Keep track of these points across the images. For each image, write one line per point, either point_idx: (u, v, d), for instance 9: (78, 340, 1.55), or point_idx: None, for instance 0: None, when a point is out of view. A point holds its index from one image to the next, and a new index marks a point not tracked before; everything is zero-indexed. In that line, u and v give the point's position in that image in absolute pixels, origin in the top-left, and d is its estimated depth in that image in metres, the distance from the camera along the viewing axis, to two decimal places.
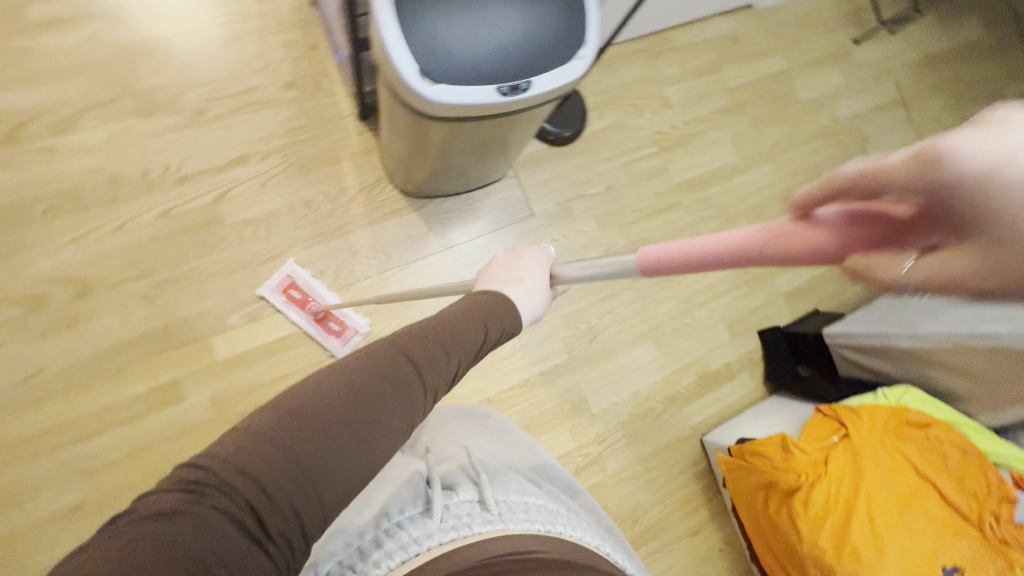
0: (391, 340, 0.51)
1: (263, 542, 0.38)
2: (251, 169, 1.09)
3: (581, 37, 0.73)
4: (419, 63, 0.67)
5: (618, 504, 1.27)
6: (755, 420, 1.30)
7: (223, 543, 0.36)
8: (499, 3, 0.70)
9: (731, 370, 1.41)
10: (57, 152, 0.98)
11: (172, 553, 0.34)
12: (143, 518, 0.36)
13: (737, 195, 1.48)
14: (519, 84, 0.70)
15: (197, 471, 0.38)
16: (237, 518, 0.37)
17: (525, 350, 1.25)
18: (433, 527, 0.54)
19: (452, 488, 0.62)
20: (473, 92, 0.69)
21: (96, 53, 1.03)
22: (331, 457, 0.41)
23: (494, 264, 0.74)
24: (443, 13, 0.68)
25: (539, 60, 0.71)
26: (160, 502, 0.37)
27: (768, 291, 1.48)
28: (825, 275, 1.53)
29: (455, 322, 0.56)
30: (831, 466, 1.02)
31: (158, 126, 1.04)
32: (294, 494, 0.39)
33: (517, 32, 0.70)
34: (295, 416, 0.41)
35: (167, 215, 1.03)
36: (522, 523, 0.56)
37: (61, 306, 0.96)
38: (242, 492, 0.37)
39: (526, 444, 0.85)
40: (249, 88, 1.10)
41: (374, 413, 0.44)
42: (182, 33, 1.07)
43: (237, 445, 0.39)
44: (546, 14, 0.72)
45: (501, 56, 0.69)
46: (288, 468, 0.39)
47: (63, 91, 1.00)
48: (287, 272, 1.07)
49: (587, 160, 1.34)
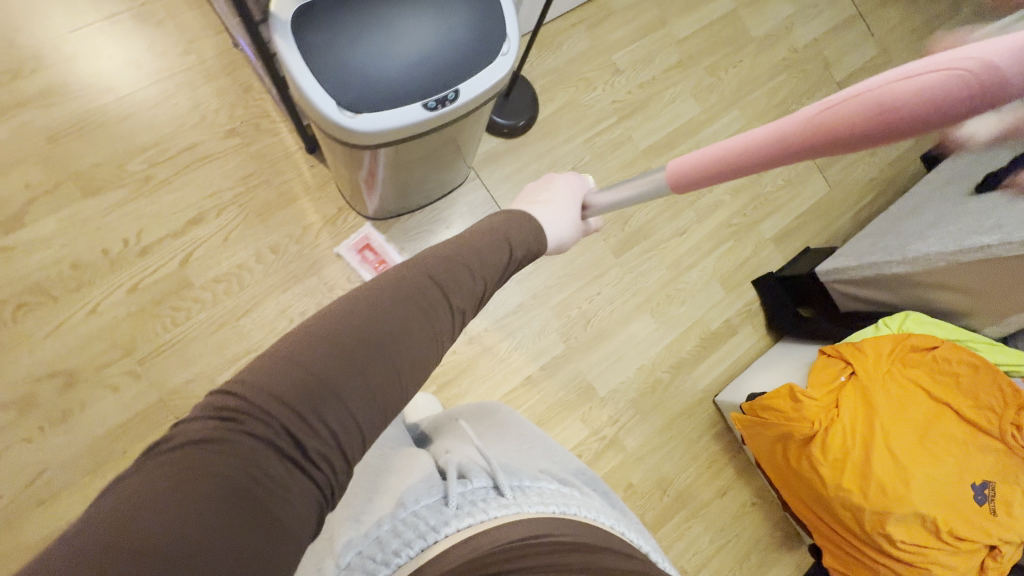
0: (420, 261, 0.53)
1: (304, 465, 0.39)
2: (210, 225, 1.07)
3: (500, 33, 0.70)
4: (336, 96, 0.64)
5: (643, 480, 1.27)
6: (763, 371, 1.28)
7: (266, 465, 0.37)
8: (408, 14, 0.67)
9: (733, 326, 1.39)
10: (13, 250, 0.97)
11: (215, 477, 0.35)
12: (190, 431, 0.37)
13: (706, 148, 1.45)
14: (445, 96, 0.68)
15: (229, 396, 0.39)
16: (274, 442, 0.38)
17: (521, 349, 1.24)
18: (445, 517, 0.51)
19: (467, 474, 0.60)
20: (401, 112, 0.67)
21: (31, 141, 1.01)
22: (362, 379, 0.42)
23: (529, 191, 0.82)
24: (351, 38, 0.65)
25: (461, 65, 0.69)
26: (196, 425, 0.37)
27: (756, 238, 1.44)
28: (810, 211, 1.50)
29: (481, 246, 0.58)
30: (844, 407, 1.00)
31: (109, 201, 1.03)
32: (329, 417, 0.40)
33: (432, 41, 0.68)
34: (327, 340, 0.42)
35: (137, 289, 1.02)
36: (536, 506, 0.53)
37: (51, 400, 0.96)
38: (277, 417, 0.38)
39: (535, 438, 0.84)
40: (192, 144, 1.08)
41: (401, 337, 0.45)
42: (113, 103, 1.05)
43: (268, 373, 0.40)
44: (459, 16, 0.69)
45: (421, 69, 0.67)
46: (317, 388, 0.40)
47: (5, 187, 0.98)
48: (364, 234, 1.15)
49: (547, 145, 1.31)
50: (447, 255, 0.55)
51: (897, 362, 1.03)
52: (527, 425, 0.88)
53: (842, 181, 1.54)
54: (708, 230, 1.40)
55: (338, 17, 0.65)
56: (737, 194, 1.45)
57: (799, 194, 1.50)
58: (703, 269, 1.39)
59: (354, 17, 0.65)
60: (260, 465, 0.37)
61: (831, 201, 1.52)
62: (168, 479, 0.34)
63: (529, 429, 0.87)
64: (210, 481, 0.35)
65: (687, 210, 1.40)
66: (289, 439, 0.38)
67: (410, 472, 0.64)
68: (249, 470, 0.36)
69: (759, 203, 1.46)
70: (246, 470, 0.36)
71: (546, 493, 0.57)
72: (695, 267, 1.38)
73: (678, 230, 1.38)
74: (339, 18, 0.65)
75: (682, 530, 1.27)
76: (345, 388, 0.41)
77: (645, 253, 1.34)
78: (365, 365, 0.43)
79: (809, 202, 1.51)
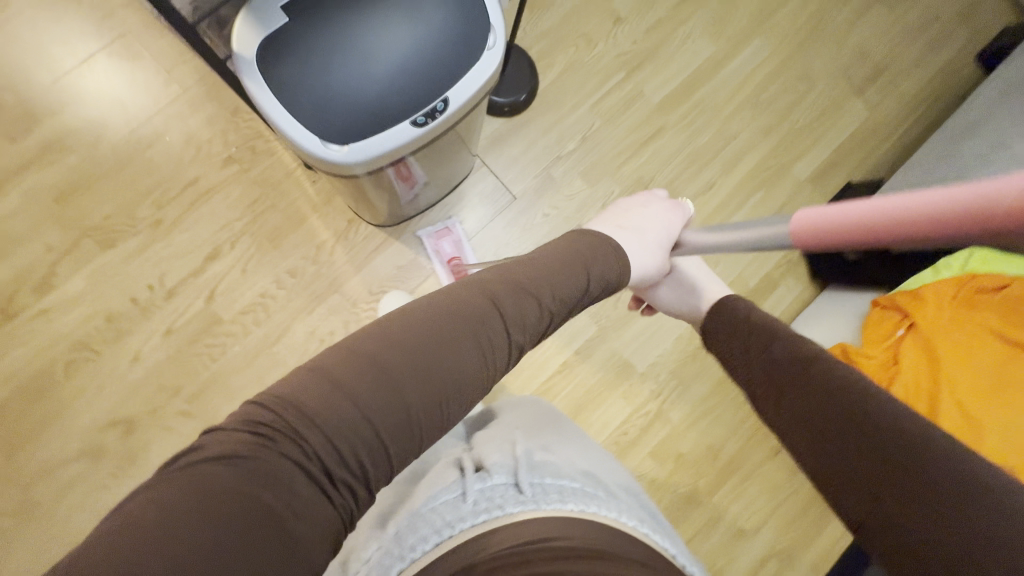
0: (485, 281, 0.51)
1: (331, 495, 0.38)
2: (227, 259, 1.07)
3: (483, 24, 0.64)
4: (317, 130, 0.60)
5: (693, 449, 1.25)
6: (809, 325, 1.22)
7: (295, 493, 0.36)
8: (379, 23, 0.61)
9: (773, 280, 1.31)
10: (50, 312, 1.00)
11: (246, 499, 0.34)
12: (220, 438, 0.36)
13: (726, 90, 1.32)
14: (434, 107, 0.63)
15: (268, 411, 0.37)
16: (307, 469, 0.37)
17: (552, 336, 1.22)
18: (464, 514, 0.50)
19: (490, 466, 0.58)
20: (389, 136, 0.62)
21: (43, 203, 1.02)
22: (399, 407, 0.40)
23: (617, 207, 0.77)
24: (322, 62, 0.60)
25: (446, 69, 0.63)
26: (229, 436, 0.36)
27: (791, 181, 1.33)
28: (850, 141, 1.36)
29: (551, 264, 0.56)
30: (903, 361, 0.94)
31: (127, 251, 1.04)
32: (361, 450, 0.39)
33: (410, 48, 0.62)
34: (374, 361, 0.41)
35: (171, 332, 1.04)
36: (555, 503, 0.49)
37: (114, 449, 0.99)
38: (313, 443, 0.37)
39: (579, 433, 0.82)
40: (193, 180, 1.07)
41: (445, 366, 0.43)
42: (110, 151, 1.04)
43: (309, 391, 0.39)
44: (436, 14, 0.63)
45: (403, 82, 0.61)
46: (349, 411, 0.39)
47: (30, 252, 1.01)
48: (448, 224, 1.16)
49: (552, 117, 1.22)
50: (509, 274, 0.53)
51: (963, 307, 0.95)
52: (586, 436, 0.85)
53: (884, 102, 1.39)
54: (738, 181, 1.30)
55: (304, 45, 0.60)
56: (766, 137, 1.33)
57: (835, 125, 1.36)
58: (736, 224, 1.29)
59: (321, 41, 0.60)
60: (284, 484, 0.35)
61: (873, 126, 1.38)
62: (189, 492, 0.33)
63: (575, 427, 0.85)
64: (234, 495, 0.34)
65: (712, 162, 1.29)
66: (316, 459, 0.37)
67: (443, 468, 0.64)
68: (273, 488, 0.35)
69: (791, 142, 1.34)
70: (269, 486, 0.35)
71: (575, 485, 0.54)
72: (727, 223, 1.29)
73: (704, 186, 1.29)
74: (305, 46, 0.60)
75: (739, 493, 1.26)
76: (376, 412, 0.40)
77: None
78: (403, 389, 0.41)
79: (847, 132, 1.37)
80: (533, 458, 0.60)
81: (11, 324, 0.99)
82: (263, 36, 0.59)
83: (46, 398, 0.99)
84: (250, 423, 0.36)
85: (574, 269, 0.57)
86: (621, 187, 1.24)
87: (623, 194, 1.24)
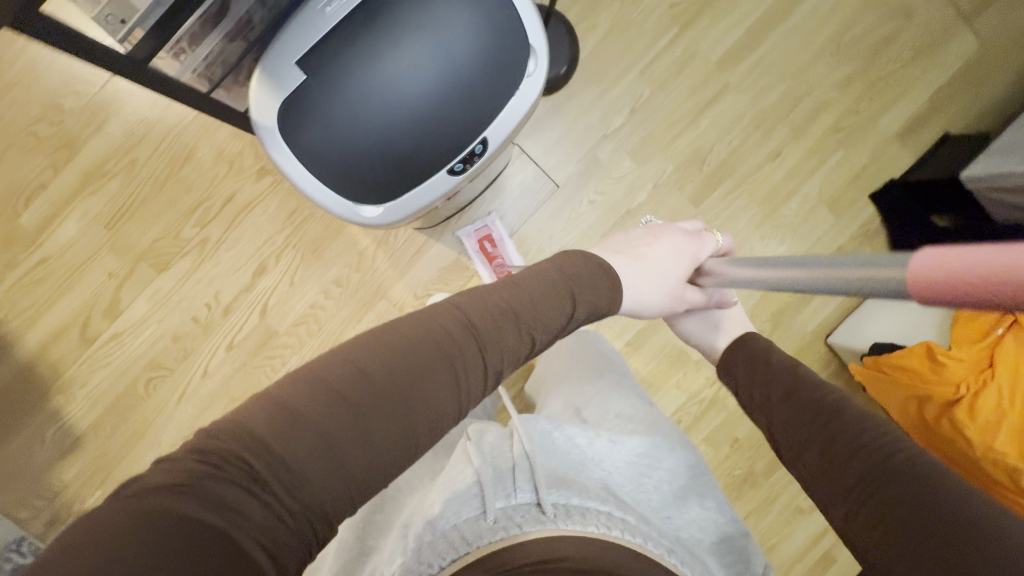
0: (462, 307, 0.50)
1: (282, 516, 0.35)
2: (274, 273, 1.07)
3: (509, 54, 0.64)
4: (354, 196, 0.66)
5: (750, 433, 1.23)
6: (887, 307, 1.11)
7: (241, 524, 0.33)
8: (400, 64, 0.60)
9: (847, 254, 1.18)
10: (123, 335, 1.06)
11: (182, 536, 0.31)
12: (166, 467, 0.34)
13: (801, 36, 1.13)
14: (470, 152, 0.66)
15: (217, 442, 0.35)
16: (246, 491, 0.34)
17: (603, 328, 1.18)
18: (480, 530, 0.51)
19: (509, 471, 0.59)
20: (427, 187, 0.67)
21: (95, 231, 1.04)
22: (364, 441, 0.39)
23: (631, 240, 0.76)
24: (348, 122, 0.62)
25: (475, 108, 0.64)
26: (169, 465, 0.34)
27: (874, 139, 1.16)
28: (951, 83, 1.15)
29: (536, 294, 0.54)
30: (1000, 366, 0.85)
31: (181, 272, 1.06)
32: (314, 473, 0.37)
33: (435, 91, 0.62)
34: (342, 394, 0.39)
35: (233, 348, 1.08)
36: (573, 522, 0.51)
37: None
38: (262, 473, 0.35)
39: (606, 414, 0.82)
40: (231, 196, 1.05)
41: (413, 392, 0.42)
42: (147, 172, 1.03)
43: (263, 416, 0.37)
44: (457, 42, 0.61)
45: (431, 133, 0.64)
46: (316, 440, 0.37)
47: (93, 280, 1.05)
48: (487, 224, 1.10)
49: (596, 91, 1.10)
50: (490, 300, 0.51)
51: None
52: (623, 397, 0.86)
53: (999, 29, 1.15)
54: (810, 145, 1.15)
55: (333, 104, 0.62)
56: (846, 88, 1.14)
57: (934, 65, 1.15)
58: (807, 195, 1.15)
59: (348, 97, 0.61)
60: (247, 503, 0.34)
61: (983, 62, 1.15)
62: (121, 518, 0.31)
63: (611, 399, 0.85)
64: (193, 521, 0.32)
65: (780, 125, 1.14)
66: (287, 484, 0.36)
67: (459, 456, 0.65)
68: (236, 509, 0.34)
69: (877, 91, 1.15)
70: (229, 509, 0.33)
71: (590, 506, 0.55)
72: (796, 195, 1.15)
73: (770, 154, 1.14)
74: (334, 105, 0.62)
75: None
76: (359, 448, 0.39)
77: (730, 193, 1.14)
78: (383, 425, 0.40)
79: (948, 72, 1.15)
80: (550, 465, 0.61)
81: (91, 349, 1.06)
82: (281, 100, 0.62)
83: (133, 414, 1.07)
84: (206, 448, 0.34)
85: (563, 294, 0.55)
86: (676, 164, 1.12)
87: (677, 172, 1.13)
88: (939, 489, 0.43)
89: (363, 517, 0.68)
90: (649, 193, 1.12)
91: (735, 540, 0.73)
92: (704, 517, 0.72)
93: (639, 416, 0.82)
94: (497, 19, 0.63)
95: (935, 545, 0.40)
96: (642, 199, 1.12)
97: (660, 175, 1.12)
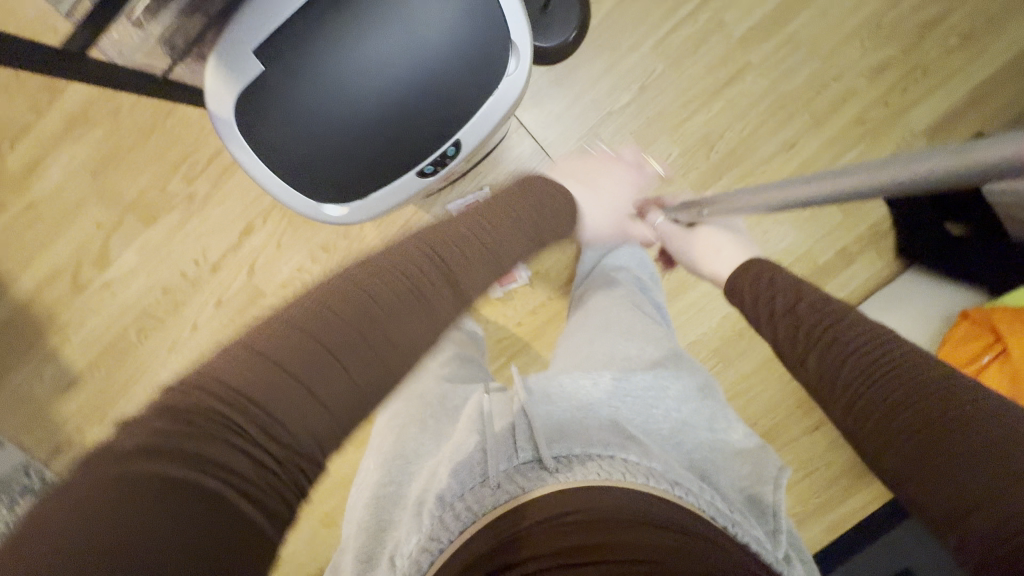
0: (425, 241, 0.51)
1: (275, 470, 0.35)
2: (261, 233, 1.06)
3: (469, 50, 0.71)
4: (321, 196, 0.78)
5: None
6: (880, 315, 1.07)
7: (227, 478, 0.33)
8: (365, 67, 0.68)
9: (850, 255, 1.13)
10: (115, 284, 1.08)
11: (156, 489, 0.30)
12: (134, 432, 0.32)
13: (837, 14, 1.02)
14: (438, 158, 0.78)
15: (180, 400, 0.34)
16: (230, 448, 0.34)
17: None
18: (484, 497, 0.50)
19: (505, 432, 0.58)
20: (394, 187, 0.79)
21: (85, 178, 1.04)
22: (343, 370, 0.38)
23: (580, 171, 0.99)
24: (321, 125, 0.71)
25: (440, 114, 0.74)
26: (136, 428, 0.33)
27: (902, 134, 1.07)
28: (997, 77, 1.05)
29: (500, 233, 0.58)
30: None
31: (169, 226, 1.05)
32: (296, 412, 0.36)
33: (399, 95, 0.70)
34: (311, 327, 0.39)
35: (221, 305, 1.09)
36: (578, 471, 0.50)
37: None
38: (239, 423, 0.34)
39: (606, 351, 0.77)
40: (217, 151, 1.02)
41: (387, 313, 0.42)
42: (135, 120, 1.02)
43: (227, 366, 0.36)
44: (418, 36, 0.68)
45: (399, 137, 0.74)
46: (303, 372, 0.37)
47: (84, 227, 1.05)
48: (479, 200, 1.08)
49: (604, 63, 1.03)
50: (452, 231, 0.54)
51: None
52: (633, 331, 0.80)
53: None
54: (830, 136, 1.07)
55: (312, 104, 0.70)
56: (879, 76, 1.05)
57: (981, 55, 1.04)
58: None
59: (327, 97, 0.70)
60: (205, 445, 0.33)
61: None
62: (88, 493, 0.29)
63: (612, 338, 0.80)
64: (150, 481, 0.31)
65: (800, 113, 1.06)
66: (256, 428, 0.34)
67: (463, 427, 0.64)
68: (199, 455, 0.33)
69: (913, 81, 1.05)
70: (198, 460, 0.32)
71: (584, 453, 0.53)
72: (804, 190, 1.10)
73: (784, 144, 1.07)
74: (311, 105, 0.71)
75: None
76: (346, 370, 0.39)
77: (736, 183, 1.08)
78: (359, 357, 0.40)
79: (995, 64, 1.05)
80: (550, 420, 0.59)
81: (85, 295, 1.08)
82: (241, 95, 0.69)
83: (124, 362, 1.10)
84: (171, 407, 0.33)
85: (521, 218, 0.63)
86: (681, 150, 1.07)
87: (683, 157, 1.07)
88: (970, 418, 0.42)
89: (378, 497, 0.66)
90: (649, 178, 1.08)
91: (748, 454, 0.66)
92: (713, 450, 0.65)
93: (636, 351, 0.76)
94: (478, 26, 0.70)
95: (982, 475, 0.39)
96: (641, 184, 1.08)
97: (664, 159, 1.07)
